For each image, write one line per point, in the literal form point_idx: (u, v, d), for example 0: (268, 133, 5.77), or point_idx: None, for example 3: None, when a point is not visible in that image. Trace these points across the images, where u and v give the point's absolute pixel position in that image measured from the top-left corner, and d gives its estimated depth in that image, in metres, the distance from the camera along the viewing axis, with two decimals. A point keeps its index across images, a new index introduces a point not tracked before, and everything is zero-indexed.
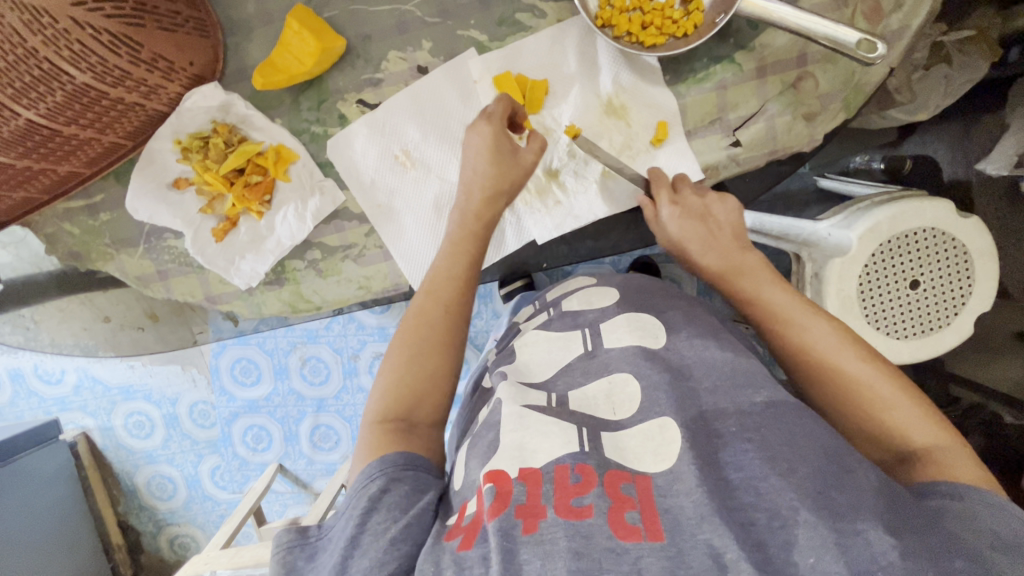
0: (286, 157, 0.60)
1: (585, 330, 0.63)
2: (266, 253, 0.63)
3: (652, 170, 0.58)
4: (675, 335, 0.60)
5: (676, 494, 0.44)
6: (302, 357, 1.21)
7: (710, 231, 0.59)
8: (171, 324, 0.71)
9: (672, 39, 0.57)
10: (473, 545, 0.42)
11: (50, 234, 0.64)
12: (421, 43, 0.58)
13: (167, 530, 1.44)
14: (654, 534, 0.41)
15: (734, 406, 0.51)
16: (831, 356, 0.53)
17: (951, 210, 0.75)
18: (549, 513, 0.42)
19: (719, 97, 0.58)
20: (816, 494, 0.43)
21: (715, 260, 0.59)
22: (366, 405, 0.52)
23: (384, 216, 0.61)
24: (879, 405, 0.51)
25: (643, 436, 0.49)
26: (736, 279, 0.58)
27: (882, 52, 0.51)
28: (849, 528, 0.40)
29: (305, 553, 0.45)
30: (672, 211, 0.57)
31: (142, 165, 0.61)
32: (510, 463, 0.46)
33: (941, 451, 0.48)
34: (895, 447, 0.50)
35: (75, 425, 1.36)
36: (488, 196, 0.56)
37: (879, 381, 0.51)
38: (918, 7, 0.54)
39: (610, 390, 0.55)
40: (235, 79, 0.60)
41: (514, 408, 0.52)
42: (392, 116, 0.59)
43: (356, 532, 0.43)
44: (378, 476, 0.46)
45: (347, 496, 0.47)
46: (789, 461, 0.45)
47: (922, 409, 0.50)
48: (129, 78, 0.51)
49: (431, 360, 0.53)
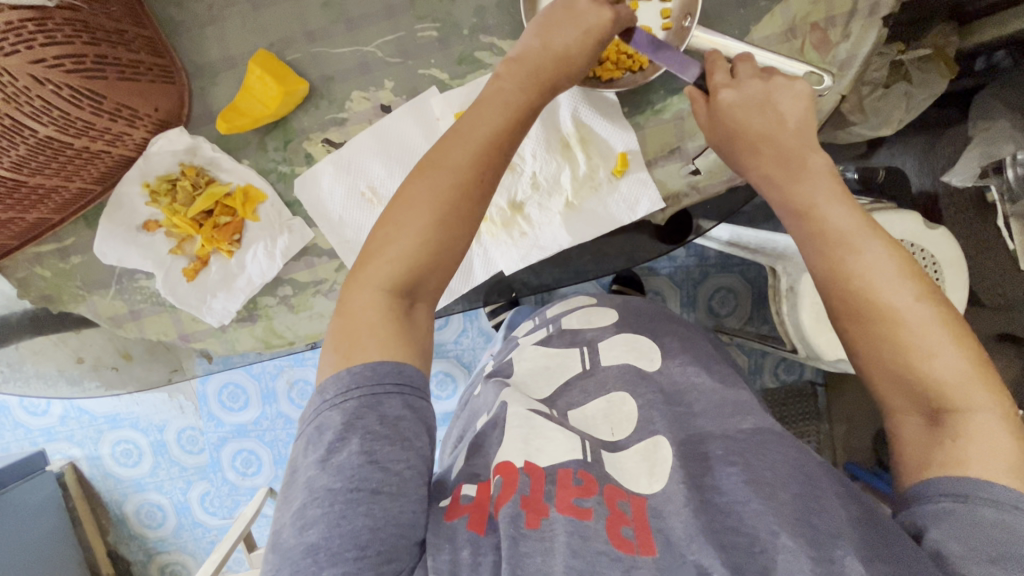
0: (254, 198, 0.61)
1: (581, 350, 0.63)
2: (237, 292, 0.64)
3: (710, 51, 0.54)
4: (669, 360, 0.60)
5: (668, 515, 0.46)
6: (289, 380, 1.22)
7: (771, 123, 0.52)
8: (145, 363, 0.71)
9: (627, 73, 0.59)
10: (484, 529, 0.45)
11: (22, 278, 0.64)
12: (384, 83, 0.59)
13: (157, 559, 1.43)
14: (647, 548, 0.43)
15: (720, 430, 0.52)
16: (884, 286, 0.47)
17: (918, 223, 0.77)
18: (552, 511, 0.44)
19: (676, 127, 0.59)
20: (798, 519, 0.44)
21: (768, 160, 0.52)
22: (370, 270, 0.47)
23: (352, 252, 0.62)
24: (925, 350, 0.45)
25: (637, 458, 0.51)
26: (789, 185, 0.52)
27: (828, 85, 0.55)
28: (827, 556, 0.41)
29: (301, 447, 0.44)
30: (731, 94, 0.52)
31: (111, 210, 0.61)
32: (516, 455, 0.49)
33: (978, 420, 0.43)
34: (923, 399, 0.46)
35: (62, 455, 1.35)
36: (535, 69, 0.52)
37: (931, 326, 0.45)
38: (865, 36, 0.55)
39: (608, 410, 0.56)
40: (201, 122, 0.61)
41: (520, 410, 0.53)
42: (356, 154, 0.60)
43: (359, 462, 0.41)
44: (394, 394, 0.44)
45: (346, 390, 0.43)
46: (771, 485, 0.46)
47: (973, 364, 0.45)
48: (93, 128, 0.52)
49: (448, 222, 0.48)
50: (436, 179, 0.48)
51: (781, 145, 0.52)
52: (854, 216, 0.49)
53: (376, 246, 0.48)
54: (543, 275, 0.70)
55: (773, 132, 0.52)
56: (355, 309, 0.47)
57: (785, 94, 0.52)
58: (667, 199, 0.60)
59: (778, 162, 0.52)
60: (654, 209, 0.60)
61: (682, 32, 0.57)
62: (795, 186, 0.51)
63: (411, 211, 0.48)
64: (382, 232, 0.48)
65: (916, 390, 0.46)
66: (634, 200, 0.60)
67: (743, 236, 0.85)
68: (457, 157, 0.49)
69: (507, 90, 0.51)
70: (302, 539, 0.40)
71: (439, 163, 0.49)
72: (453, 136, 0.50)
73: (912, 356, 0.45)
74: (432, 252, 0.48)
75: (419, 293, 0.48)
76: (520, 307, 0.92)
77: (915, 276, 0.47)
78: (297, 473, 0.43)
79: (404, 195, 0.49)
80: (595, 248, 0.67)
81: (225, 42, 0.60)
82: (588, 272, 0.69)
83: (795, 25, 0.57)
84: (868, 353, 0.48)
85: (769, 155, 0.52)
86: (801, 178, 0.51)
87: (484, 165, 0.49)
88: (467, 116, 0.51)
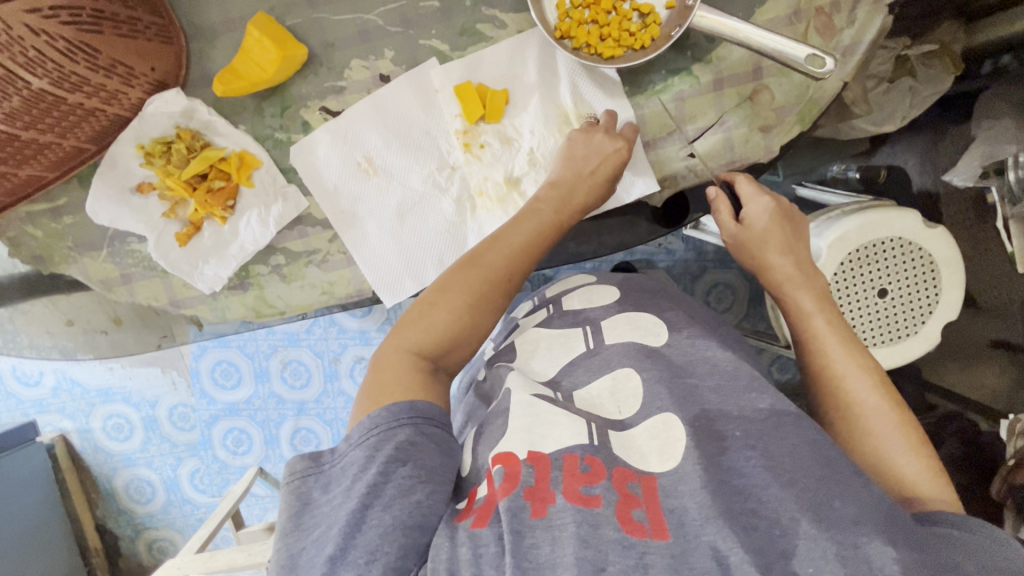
0: (249, 163, 0.61)
1: (584, 329, 0.63)
2: (229, 259, 0.63)
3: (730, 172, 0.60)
4: (675, 333, 0.60)
5: (681, 495, 0.44)
6: (283, 360, 1.21)
7: (793, 236, 0.62)
8: (135, 329, 0.70)
9: (630, 51, 0.58)
10: (487, 524, 0.43)
11: (13, 237, 0.64)
12: (383, 52, 0.59)
13: (146, 534, 1.43)
14: (660, 533, 0.42)
15: (738, 410, 0.51)
16: (857, 385, 0.55)
17: (917, 221, 0.76)
18: (559, 498, 0.43)
19: (677, 108, 0.59)
20: (817, 504, 0.43)
21: (787, 264, 0.61)
22: (405, 332, 0.53)
23: (347, 222, 0.62)
24: (896, 437, 0.53)
25: (650, 434, 0.50)
26: (796, 290, 0.60)
27: (831, 68, 0.52)
28: (849, 540, 0.40)
29: (320, 484, 0.46)
30: (763, 206, 0.60)
31: (104, 169, 0.61)
32: (519, 446, 0.48)
33: (938, 502, 0.49)
34: (891, 485, 0.52)
35: (52, 427, 1.35)
36: (559, 191, 0.58)
37: (896, 418, 0.53)
38: (870, 23, 0.55)
39: (613, 388, 0.56)
40: (199, 85, 0.60)
41: (524, 396, 0.53)
42: (354, 124, 0.60)
43: (376, 486, 0.43)
44: (406, 424, 0.47)
45: (368, 430, 0.47)
46: (791, 472, 0.45)
47: (931, 459, 0.52)
48: (87, 83, 0.51)
49: (476, 316, 0.54)
50: (472, 278, 0.54)
51: (802, 256, 0.62)
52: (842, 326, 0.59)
53: (416, 313, 0.54)
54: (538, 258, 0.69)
55: (795, 244, 0.62)
56: (385, 366, 0.51)
57: (801, 224, 0.63)
58: (664, 181, 0.61)
59: (797, 266, 0.61)
60: (652, 190, 0.61)
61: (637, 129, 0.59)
62: (799, 292, 0.60)
63: (447, 293, 0.54)
64: (420, 308, 0.54)
65: (889, 472, 0.52)
66: (631, 180, 0.62)
67: None
68: (493, 263, 0.55)
69: (542, 213, 0.57)
70: (320, 556, 0.42)
71: (478, 263, 0.55)
72: (492, 243, 0.56)
73: (885, 445, 0.53)
74: (459, 332, 0.54)
75: (441, 362, 0.53)
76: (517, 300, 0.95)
77: (885, 382, 0.56)
78: (314, 505, 0.46)
79: (442, 288, 0.55)
80: (588, 231, 0.67)
81: (225, 4, 0.59)
82: (584, 255, 0.69)
83: (800, 9, 0.56)
84: (844, 436, 0.55)
85: (794, 259, 0.61)
86: (808, 286, 0.60)
87: (514, 272, 0.56)
88: (508, 224, 0.57)
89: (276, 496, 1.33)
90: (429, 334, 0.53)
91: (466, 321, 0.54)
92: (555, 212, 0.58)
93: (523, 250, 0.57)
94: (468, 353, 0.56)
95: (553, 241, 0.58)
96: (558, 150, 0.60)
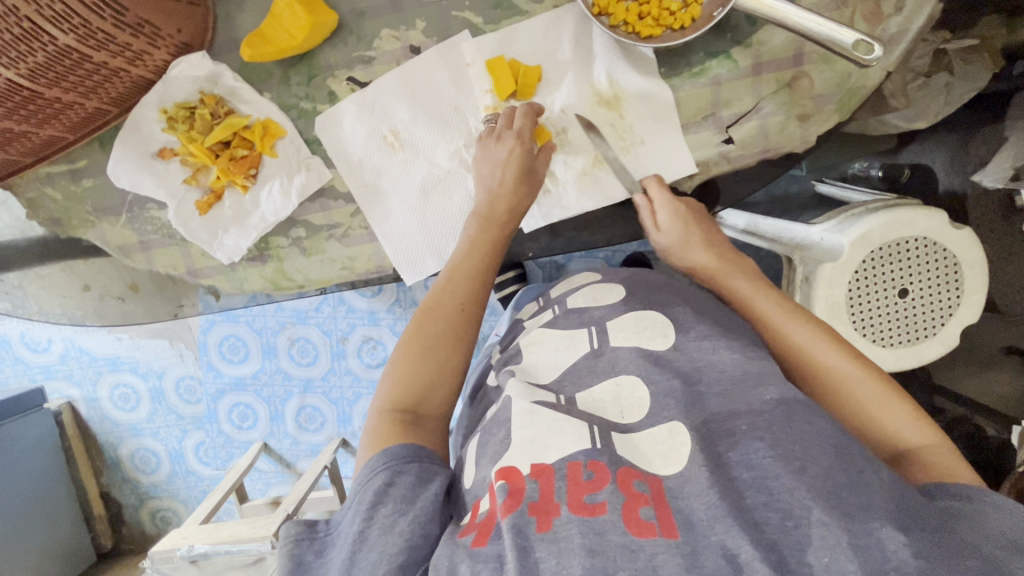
0: (273, 132, 0.60)
1: (590, 329, 0.58)
2: (249, 229, 0.62)
3: (647, 179, 0.59)
4: (684, 335, 0.55)
5: (688, 496, 0.42)
6: (291, 337, 1.20)
7: (709, 230, 0.62)
8: (151, 297, 0.67)
9: (668, 31, 0.56)
10: (488, 541, 0.41)
11: (32, 199, 0.64)
12: (415, 22, 0.57)
13: (150, 504, 1.44)
14: (669, 531, 0.39)
15: (744, 406, 0.47)
16: (824, 351, 0.55)
17: (944, 221, 0.75)
18: (563, 510, 0.41)
19: (713, 92, 0.57)
20: (830, 494, 0.40)
21: (714, 258, 0.62)
22: (377, 395, 0.54)
23: (370, 196, 0.61)
24: (875, 397, 0.53)
25: (654, 440, 0.46)
26: (732, 280, 0.61)
27: (878, 55, 0.51)
28: (861, 527, 0.38)
29: (314, 549, 0.45)
30: (670, 213, 0.59)
31: (126, 133, 0.60)
32: (521, 459, 0.44)
33: (932, 450, 0.50)
34: (883, 442, 0.53)
35: (60, 394, 1.35)
36: (506, 201, 0.58)
37: (863, 379, 0.54)
38: (919, 10, 0.53)
39: (618, 393, 0.51)
40: (224, 49, 0.59)
41: (525, 404, 0.49)
42: (381, 95, 0.59)
43: (363, 532, 0.43)
44: (381, 471, 0.47)
45: (352, 495, 0.47)
46: (801, 459, 0.42)
47: (911, 409, 0.53)
48: (113, 42, 0.50)
49: (441, 356, 0.55)
50: (434, 323, 0.56)
51: (723, 246, 0.62)
52: (781, 301, 0.59)
53: (386, 373, 0.55)
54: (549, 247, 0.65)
55: (713, 239, 0.62)
56: (368, 428, 0.51)
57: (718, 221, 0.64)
58: (697, 166, 0.59)
59: (721, 258, 0.62)
60: (685, 173, 0.59)
61: (541, 109, 0.59)
62: (738, 281, 0.61)
63: (409, 343, 0.55)
64: (389, 370, 0.55)
65: (880, 433, 0.53)
66: (663, 160, 0.60)
67: (758, 224, 0.84)
68: (441, 302, 0.57)
69: (474, 236, 0.58)
70: None
71: (434, 308, 0.57)
72: (445, 284, 0.57)
73: (869, 402, 0.53)
74: (429, 379, 0.54)
75: (422, 412, 0.53)
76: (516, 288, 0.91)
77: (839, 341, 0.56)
78: (309, 570, 0.44)
79: (409, 344, 0.55)
80: (611, 214, 0.62)
81: None
82: (597, 244, 0.64)
83: None
84: (834, 407, 0.55)
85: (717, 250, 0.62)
86: (739, 272, 0.62)
87: (467, 301, 0.57)
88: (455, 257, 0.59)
89: (280, 471, 1.33)
90: (401, 388, 0.53)
91: (438, 360, 0.55)
92: (506, 217, 0.58)
93: (472, 280, 0.58)
94: (450, 398, 0.55)
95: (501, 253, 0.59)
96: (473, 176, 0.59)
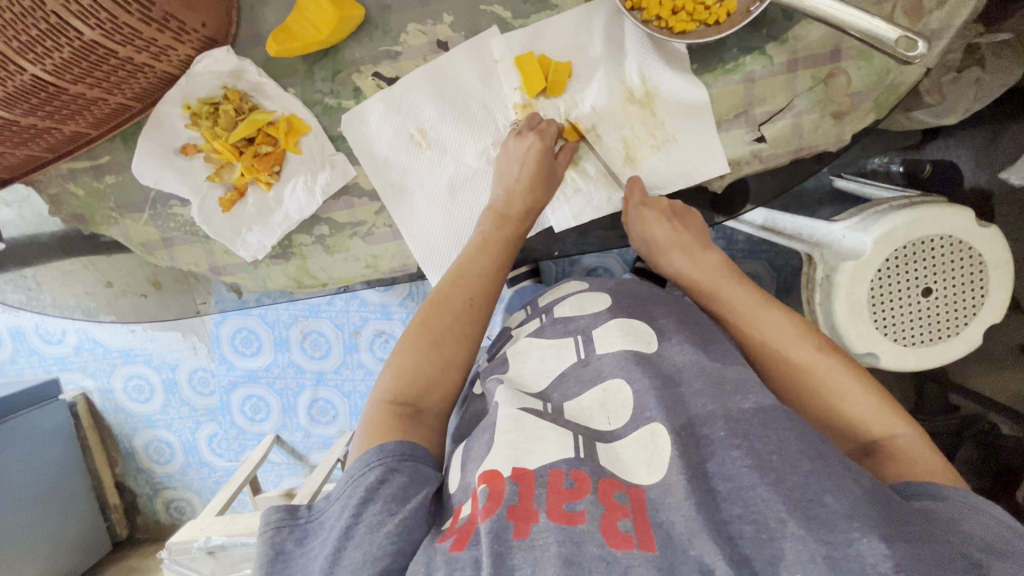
0: (297, 128, 0.59)
1: (577, 338, 0.56)
2: (273, 227, 0.62)
3: (630, 179, 0.59)
4: (665, 341, 0.54)
5: (668, 509, 0.40)
6: (303, 331, 1.20)
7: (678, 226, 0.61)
8: (174, 293, 0.67)
9: (702, 26, 0.55)
10: (466, 546, 0.39)
11: (54, 195, 0.63)
12: (442, 17, 0.56)
13: (164, 494, 1.45)
14: (646, 543, 0.38)
15: (722, 409, 0.46)
16: (789, 340, 0.54)
17: (970, 219, 0.74)
18: (542, 517, 0.39)
19: (746, 89, 0.56)
20: (804, 504, 0.39)
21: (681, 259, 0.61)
22: (376, 385, 0.53)
23: (395, 195, 0.60)
24: (842, 391, 0.52)
25: (637, 446, 0.46)
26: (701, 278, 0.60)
27: (922, 51, 0.49)
28: (839, 539, 0.37)
29: (296, 536, 0.45)
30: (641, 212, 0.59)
31: (150, 129, 0.59)
32: (503, 462, 0.43)
33: (900, 443, 0.49)
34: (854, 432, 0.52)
35: (74, 385, 1.36)
36: (526, 203, 0.58)
37: (833, 373, 0.52)
38: (961, 5, 0.52)
39: (603, 400, 0.50)
40: (248, 44, 0.58)
41: (511, 411, 0.48)
42: (409, 93, 0.58)
43: (349, 528, 0.42)
44: (376, 466, 0.46)
45: (343, 486, 0.46)
46: (778, 470, 0.41)
47: (880, 401, 0.51)
48: (139, 37, 0.49)
49: (446, 351, 0.55)
50: (442, 317, 0.56)
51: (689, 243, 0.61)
52: (749, 293, 0.58)
53: (387, 365, 0.55)
54: (564, 243, 0.64)
55: (685, 237, 0.60)
56: (364, 417, 0.51)
57: (690, 214, 0.61)
58: (728, 166, 0.58)
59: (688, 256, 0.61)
60: (716, 173, 0.58)
61: (560, 126, 0.59)
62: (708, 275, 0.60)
63: (410, 335, 0.55)
64: (391, 362, 0.55)
65: (850, 427, 0.52)
66: (695, 161, 0.58)
67: (779, 221, 0.85)
68: (448, 297, 0.56)
69: (486, 235, 0.58)
70: None
71: (439, 302, 0.56)
72: (453, 280, 0.57)
73: (836, 393, 0.52)
74: (431, 373, 0.53)
75: (423, 404, 0.52)
76: (525, 285, 0.90)
77: (805, 330, 0.55)
78: (288, 557, 0.44)
79: (415, 336, 0.55)
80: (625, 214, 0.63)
81: None
82: (612, 242, 0.64)
83: None
84: (804, 399, 0.54)
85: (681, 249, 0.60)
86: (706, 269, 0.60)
87: (472, 297, 0.57)
88: (462, 254, 0.59)
89: (292, 464, 1.34)
90: (403, 379, 0.53)
91: (443, 357, 0.54)
92: (518, 215, 0.59)
93: (484, 277, 0.58)
94: (451, 394, 0.55)
95: (510, 251, 0.59)
96: (494, 181, 0.60)
